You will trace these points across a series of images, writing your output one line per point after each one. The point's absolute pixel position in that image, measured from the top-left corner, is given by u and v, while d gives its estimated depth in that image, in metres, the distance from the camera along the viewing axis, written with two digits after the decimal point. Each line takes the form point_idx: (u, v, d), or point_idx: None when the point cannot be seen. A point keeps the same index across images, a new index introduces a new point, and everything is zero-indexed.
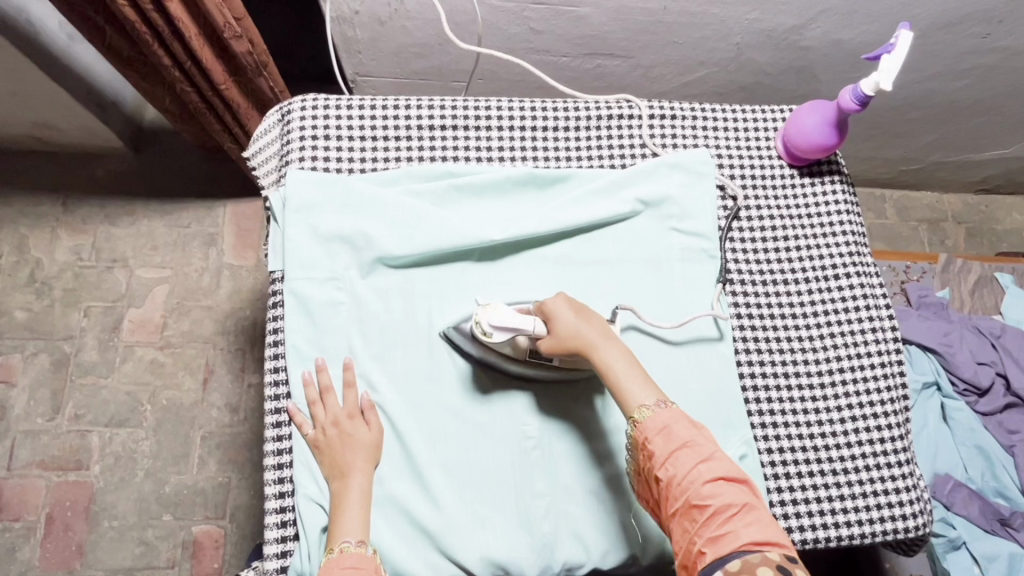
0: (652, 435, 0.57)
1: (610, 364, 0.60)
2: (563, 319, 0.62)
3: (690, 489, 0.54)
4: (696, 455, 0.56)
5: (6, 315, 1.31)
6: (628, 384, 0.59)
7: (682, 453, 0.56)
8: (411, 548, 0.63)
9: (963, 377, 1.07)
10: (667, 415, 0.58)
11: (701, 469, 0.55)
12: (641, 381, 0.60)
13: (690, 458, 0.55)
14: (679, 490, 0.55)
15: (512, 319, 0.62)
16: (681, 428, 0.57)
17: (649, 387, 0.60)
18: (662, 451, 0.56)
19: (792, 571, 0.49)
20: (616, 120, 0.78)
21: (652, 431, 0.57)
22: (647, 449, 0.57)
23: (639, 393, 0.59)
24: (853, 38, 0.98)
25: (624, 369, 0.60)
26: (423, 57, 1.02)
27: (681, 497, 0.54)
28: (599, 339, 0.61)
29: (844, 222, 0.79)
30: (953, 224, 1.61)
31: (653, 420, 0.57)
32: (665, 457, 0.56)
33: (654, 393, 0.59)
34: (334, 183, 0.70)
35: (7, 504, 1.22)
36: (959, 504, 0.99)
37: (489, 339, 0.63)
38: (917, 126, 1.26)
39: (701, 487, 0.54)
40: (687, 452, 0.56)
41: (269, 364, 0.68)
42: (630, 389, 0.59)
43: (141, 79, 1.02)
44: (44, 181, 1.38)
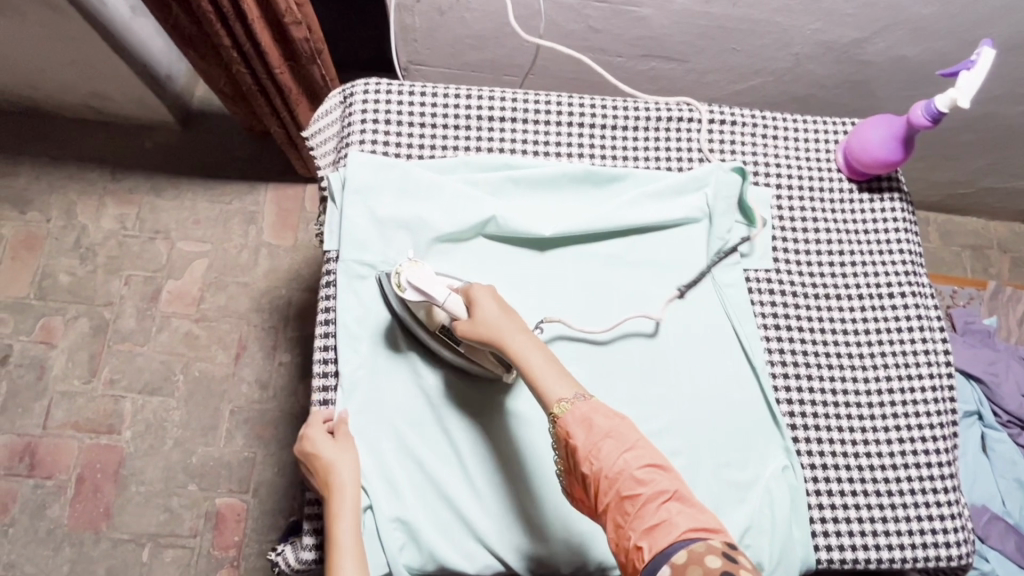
0: (573, 427, 0.53)
1: (524, 357, 0.57)
2: (485, 309, 0.60)
3: (619, 482, 0.51)
4: (619, 445, 0.52)
5: (50, 278, 1.34)
6: (546, 375, 0.56)
7: (607, 444, 0.52)
8: (447, 534, 0.63)
9: (1007, 409, 1.04)
10: (588, 407, 0.54)
11: (628, 459, 0.51)
12: (556, 374, 0.56)
13: (616, 449, 0.52)
14: (608, 485, 0.51)
15: (428, 283, 0.62)
16: (602, 419, 0.53)
17: (566, 378, 0.56)
18: (585, 444, 0.53)
19: (736, 562, 0.46)
20: (675, 122, 0.78)
21: (572, 424, 0.53)
22: (570, 443, 0.53)
23: (555, 386, 0.55)
24: (917, 54, 0.96)
25: (540, 363, 0.56)
26: (479, 50, 1.03)
27: (611, 491, 0.51)
28: (513, 330, 0.58)
29: (902, 241, 0.78)
30: (998, 252, 1.57)
31: (573, 413, 0.53)
32: (590, 452, 0.52)
33: (571, 384, 0.55)
34: (393, 167, 0.70)
35: (41, 462, 1.25)
36: (995, 537, 0.97)
37: (401, 293, 0.63)
38: (971, 149, 1.23)
39: (630, 478, 0.51)
40: (612, 444, 0.52)
41: (318, 342, 0.69)
42: (543, 381, 0.55)
43: (199, 58, 1.04)
44: (95, 150, 1.42)
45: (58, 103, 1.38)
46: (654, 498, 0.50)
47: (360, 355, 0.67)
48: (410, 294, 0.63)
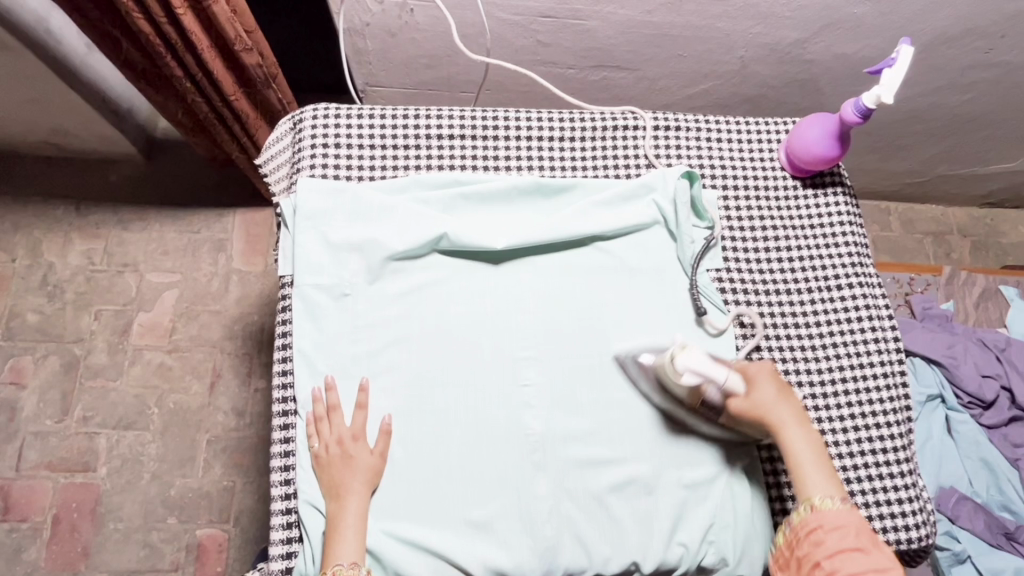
0: (828, 526, 0.58)
1: (796, 448, 0.63)
2: (762, 391, 0.65)
3: None
4: (864, 559, 0.56)
5: (18, 317, 1.33)
6: (813, 472, 0.61)
7: (853, 555, 0.56)
8: (412, 553, 0.63)
9: (967, 390, 1.06)
10: (848, 516, 0.58)
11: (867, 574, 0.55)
12: (823, 473, 0.61)
13: (862, 562, 0.55)
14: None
15: (709, 368, 0.64)
16: (858, 535, 0.57)
17: (832, 483, 0.61)
18: (832, 545, 0.57)
19: None
20: (621, 131, 0.80)
21: (827, 522, 0.58)
22: (815, 538, 0.58)
23: (821, 484, 0.61)
24: (856, 52, 0.99)
25: (808, 456, 0.62)
26: (433, 68, 1.04)
27: None
28: (788, 419, 0.64)
29: (847, 234, 0.80)
30: (958, 237, 1.61)
31: (833, 514, 0.58)
32: (833, 551, 0.57)
33: (837, 489, 0.61)
34: (343, 191, 0.71)
35: (15, 505, 1.23)
36: (964, 517, 0.99)
37: (677, 380, 0.64)
38: (921, 139, 1.27)
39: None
40: (859, 556, 0.56)
41: (277, 366, 0.70)
42: (808, 477, 0.61)
43: (157, 93, 1.03)
44: (59, 187, 1.41)
45: (20, 142, 1.37)
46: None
47: (320, 379, 0.68)
48: (687, 378, 0.64)
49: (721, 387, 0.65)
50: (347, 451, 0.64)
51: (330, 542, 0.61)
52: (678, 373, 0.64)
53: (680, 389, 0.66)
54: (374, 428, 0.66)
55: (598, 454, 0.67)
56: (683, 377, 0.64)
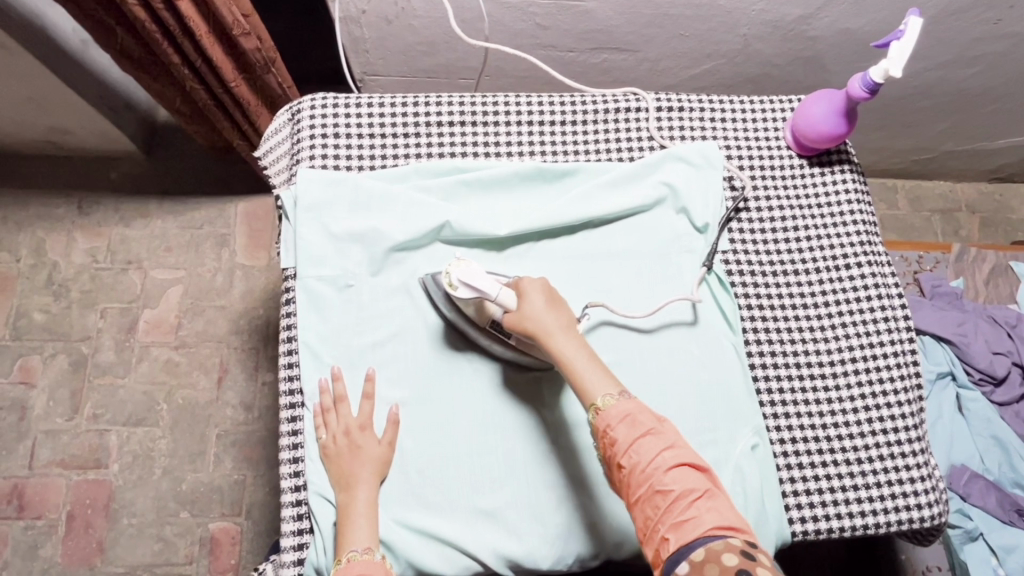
0: (614, 422, 0.56)
1: (568, 357, 0.59)
2: (532, 304, 0.61)
3: (653, 476, 0.53)
4: (658, 441, 0.55)
5: (25, 317, 1.34)
6: (588, 375, 0.58)
7: (644, 442, 0.55)
8: (424, 543, 0.63)
9: (978, 367, 1.06)
10: (629, 405, 0.57)
11: (664, 456, 0.54)
12: (602, 374, 0.59)
13: (655, 445, 0.55)
14: (642, 477, 0.54)
15: (482, 282, 0.61)
16: (645, 417, 0.56)
17: (608, 378, 0.58)
18: (625, 437, 0.55)
19: (756, 555, 0.49)
20: (624, 113, 0.78)
21: (613, 418, 0.56)
22: (610, 439, 0.56)
23: (597, 385, 0.58)
24: (861, 26, 0.97)
25: (582, 361, 0.59)
26: (431, 55, 1.03)
27: (644, 484, 0.54)
28: (556, 326, 0.60)
29: (855, 212, 0.78)
30: (966, 214, 1.59)
31: (615, 409, 0.56)
32: (627, 445, 0.55)
33: (614, 384, 0.58)
34: (344, 181, 0.71)
35: (29, 503, 1.24)
36: (976, 495, 0.98)
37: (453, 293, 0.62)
38: (929, 115, 1.25)
39: (664, 474, 0.53)
40: (651, 439, 0.55)
41: (283, 360, 0.69)
42: (586, 382, 0.58)
43: (152, 79, 1.02)
44: (60, 186, 1.41)
45: (19, 142, 1.37)
46: (688, 497, 0.53)
47: (326, 372, 0.67)
48: (462, 291, 0.62)
49: (494, 302, 0.62)
50: (356, 440, 0.64)
51: (342, 530, 0.61)
52: (452, 289, 0.62)
53: (467, 303, 0.64)
54: (382, 417, 0.66)
55: None
56: (455, 291, 0.62)
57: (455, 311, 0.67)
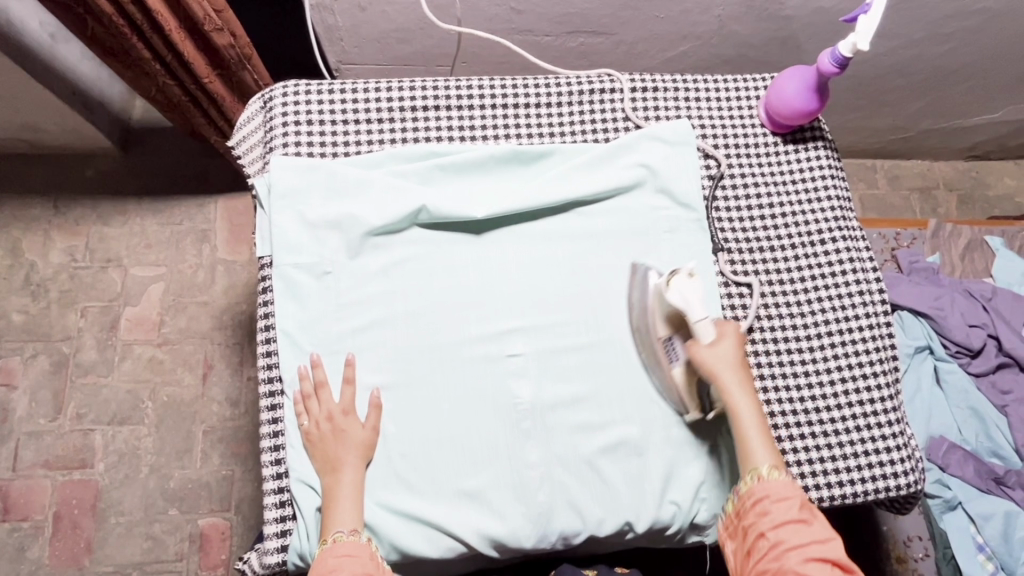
0: (770, 500, 0.60)
1: (742, 411, 0.63)
2: (723, 349, 0.64)
3: (791, 560, 0.57)
4: (805, 531, 0.58)
5: (4, 318, 1.32)
6: (755, 441, 0.62)
7: (795, 528, 0.58)
8: (408, 526, 0.64)
9: (955, 340, 1.07)
10: (789, 489, 0.60)
11: (810, 547, 0.57)
12: (767, 447, 0.62)
13: (804, 534, 0.58)
14: (781, 557, 0.57)
15: (694, 298, 0.64)
16: (799, 507, 0.59)
17: (772, 451, 0.62)
18: (776, 518, 0.59)
19: None
20: (598, 94, 0.79)
21: (770, 496, 0.60)
22: (763, 509, 0.60)
23: (761, 454, 0.62)
24: (834, 5, 0.97)
25: (752, 424, 0.62)
26: (406, 42, 1.02)
27: (779, 562, 0.57)
28: (735, 382, 0.63)
29: (829, 188, 0.79)
30: (944, 192, 1.61)
31: (776, 486, 0.60)
32: (775, 523, 0.59)
33: (775, 459, 0.62)
34: (317, 168, 0.70)
35: (15, 505, 1.23)
36: (954, 465, 1.00)
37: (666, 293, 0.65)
38: (904, 93, 1.26)
39: (800, 561, 0.57)
40: (801, 527, 0.58)
41: (261, 349, 0.69)
42: (751, 443, 0.62)
43: (126, 69, 0.97)
44: (35, 185, 1.39)
45: None
46: None
47: (305, 359, 0.67)
48: (674, 296, 0.64)
49: (693, 326, 0.64)
50: (340, 424, 0.64)
51: (328, 514, 0.61)
52: (667, 288, 0.64)
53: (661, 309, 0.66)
54: (364, 403, 0.66)
55: (589, 419, 0.67)
56: (669, 293, 0.64)
57: (639, 314, 0.69)
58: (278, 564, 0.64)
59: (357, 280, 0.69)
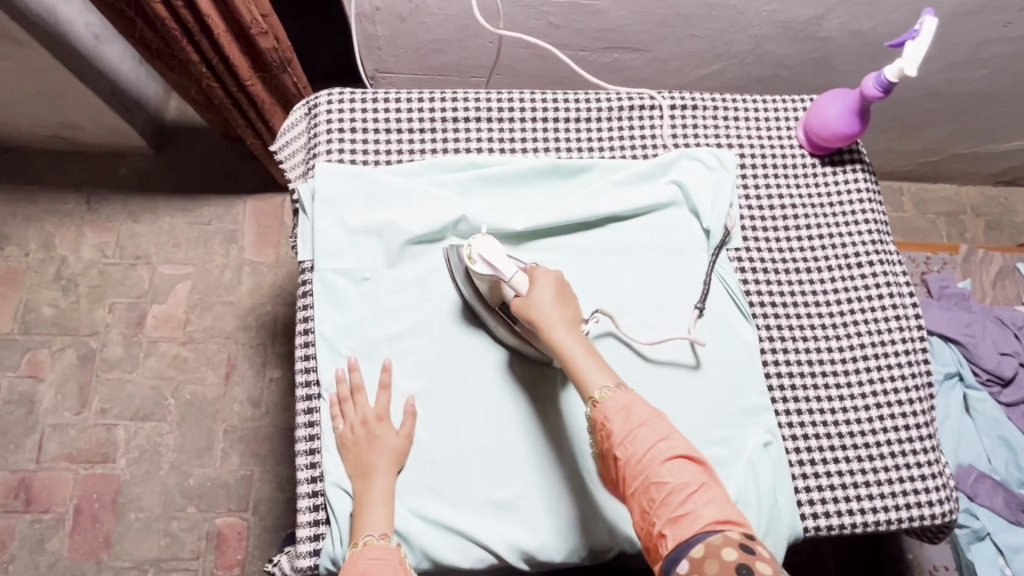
0: (612, 415, 0.55)
1: (568, 348, 0.59)
2: (541, 290, 0.61)
3: (648, 469, 0.53)
4: (657, 435, 0.54)
5: (34, 311, 1.34)
6: (586, 366, 0.58)
7: (643, 433, 0.54)
8: (439, 535, 0.63)
9: (985, 367, 1.06)
10: (626, 398, 0.56)
11: (660, 448, 0.53)
12: (602, 368, 0.58)
13: (650, 437, 0.54)
14: (641, 470, 0.53)
15: (497, 260, 0.62)
16: (641, 409, 0.56)
17: (607, 370, 0.58)
18: (621, 430, 0.55)
19: (753, 550, 0.48)
20: (638, 110, 0.79)
21: (611, 411, 0.56)
22: (608, 429, 0.56)
23: (598, 377, 0.58)
24: (872, 28, 0.97)
25: (582, 354, 0.58)
26: (443, 53, 1.03)
27: (640, 476, 0.53)
28: (558, 318, 0.60)
29: (866, 211, 0.79)
30: (972, 217, 1.59)
31: (613, 402, 0.56)
32: (624, 436, 0.54)
33: (614, 377, 0.58)
34: (361, 175, 0.71)
35: (37, 496, 1.24)
36: (983, 495, 0.99)
37: (472, 266, 0.63)
38: (936, 117, 1.25)
39: (659, 466, 0.53)
40: (648, 431, 0.54)
41: (299, 352, 0.70)
42: (586, 373, 0.58)
43: (168, 70, 1.02)
44: (69, 182, 1.41)
45: (30, 137, 1.38)
46: (683, 492, 0.52)
47: (343, 364, 0.68)
48: (481, 266, 0.63)
49: (506, 282, 0.62)
50: (375, 429, 0.64)
51: (358, 520, 0.61)
52: (471, 262, 0.63)
53: (481, 282, 0.65)
54: (398, 409, 0.67)
55: None
56: (474, 265, 0.63)
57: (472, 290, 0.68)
58: (309, 567, 0.64)
59: (394, 289, 0.70)
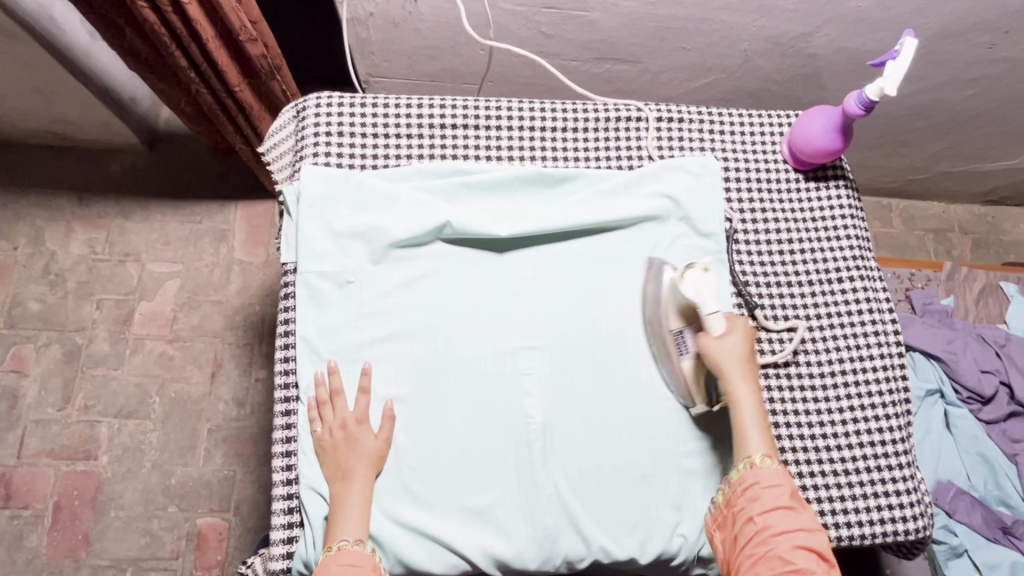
0: (762, 483, 0.60)
1: (743, 406, 0.63)
2: (732, 341, 0.65)
3: (778, 543, 0.57)
4: (793, 518, 0.59)
5: (20, 306, 1.33)
6: (749, 427, 0.63)
7: (784, 513, 0.59)
8: (412, 540, 0.63)
9: (967, 386, 1.07)
10: (780, 475, 0.61)
11: (797, 533, 0.58)
12: (763, 435, 0.63)
13: (791, 520, 0.58)
14: (768, 540, 0.58)
15: (707, 294, 0.65)
16: (791, 494, 0.60)
17: (767, 440, 0.63)
18: (768, 502, 0.59)
19: None
20: (625, 122, 0.80)
21: (762, 480, 0.60)
22: (750, 491, 0.60)
23: (755, 441, 0.62)
24: (859, 46, 0.98)
25: (751, 412, 0.63)
26: (436, 59, 1.04)
27: (767, 546, 0.58)
28: (738, 373, 0.64)
29: (848, 227, 0.80)
30: (959, 234, 1.61)
31: (768, 472, 0.61)
32: (764, 508, 0.59)
33: (767, 447, 0.63)
34: (345, 179, 0.71)
35: (17, 492, 1.23)
36: (962, 512, 0.99)
37: (680, 283, 0.66)
38: (925, 135, 1.26)
39: (789, 546, 0.57)
40: (788, 514, 0.59)
41: (279, 354, 0.70)
42: (747, 433, 0.63)
43: (158, 80, 1.03)
44: (60, 177, 1.41)
45: (23, 131, 1.38)
46: None
47: (323, 366, 0.68)
48: (688, 289, 0.65)
49: (705, 317, 0.65)
50: (355, 432, 0.65)
51: (334, 523, 0.61)
52: (681, 282, 0.66)
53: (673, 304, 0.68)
54: (378, 414, 0.67)
55: (598, 445, 0.68)
56: (683, 287, 0.65)
57: (653, 307, 0.71)
58: (282, 570, 0.64)
59: (375, 292, 0.70)
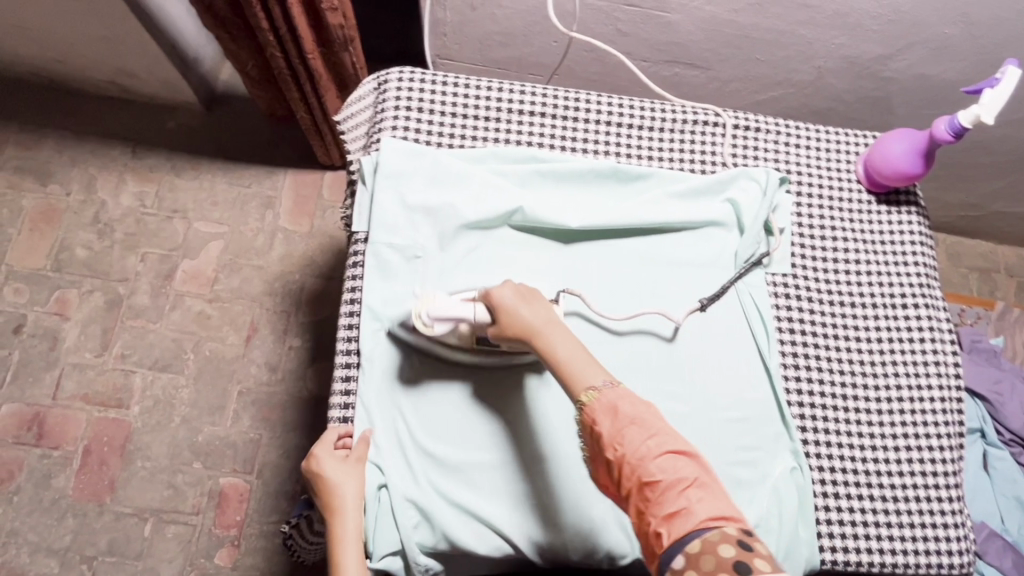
0: (601, 414, 0.53)
1: (556, 350, 0.57)
2: (508, 306, 0.61)
3: (640, 467, 0.50)
4: (641, 432, 0.51)
5: (68, 251, 1.36)
6: (576, 365, 0.56)
7: (630, 430, 0.51)
8: (459, 520, 0.64)
9: (1010, 428, 1.06)
10: (616, 393, 0.53)
11: (649, 445, 0.50)
12: (591, 365, 0.56)
13: (639, 435, 0.51)
14: (631, 470, 0.50)
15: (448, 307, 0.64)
16: (629, 405, 0.53)
17: (594, 367, 0.56)
18: (610, 429, 0.52)
19: (750, 546, 0.46)
20: (700, 126, 0.79)
21: (600, 411, 0.53)
22: (596, 430, 0.53)
23: (587, 376, 0.55)
24: (938, 74, 0.97)
25: (569, 351, 0.57)
26: (507, 47, 1.04)
27: (631, 477, 0.50)
28: (540, 322, 0.59)
29: (917, 254, 0.79)
30: (1004, 276, 1.58)
31: (602, 400, 0.53)
32: (611, 438, 0.52)
33: (603, 372, 0.56)
34: (424, 154, 0.72)
35: (50, 432, 1.26)
36: (992, 554, 0.97)
37: (429, 332, 0.65)
38: (987, 171, 1.24)
39: (651, 463, 0.50)
40: (634, 430, 0.51)
41: (344, 320, 0.71)
42: (576, 371, 0.56)
43: (230, 41, 1.04)
44: (117, 129, 1.43)
45: (87, 80, 1.40)
46: (677, 487, 0.49)
47: (385, 338, 0.69)
48: (438, 328, 0.65)
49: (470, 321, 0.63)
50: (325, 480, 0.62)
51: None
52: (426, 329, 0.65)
53: (447, 336, 0.66)
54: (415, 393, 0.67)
55: None
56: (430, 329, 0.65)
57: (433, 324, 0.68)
58: None
59: (442, 269, 0.70)
